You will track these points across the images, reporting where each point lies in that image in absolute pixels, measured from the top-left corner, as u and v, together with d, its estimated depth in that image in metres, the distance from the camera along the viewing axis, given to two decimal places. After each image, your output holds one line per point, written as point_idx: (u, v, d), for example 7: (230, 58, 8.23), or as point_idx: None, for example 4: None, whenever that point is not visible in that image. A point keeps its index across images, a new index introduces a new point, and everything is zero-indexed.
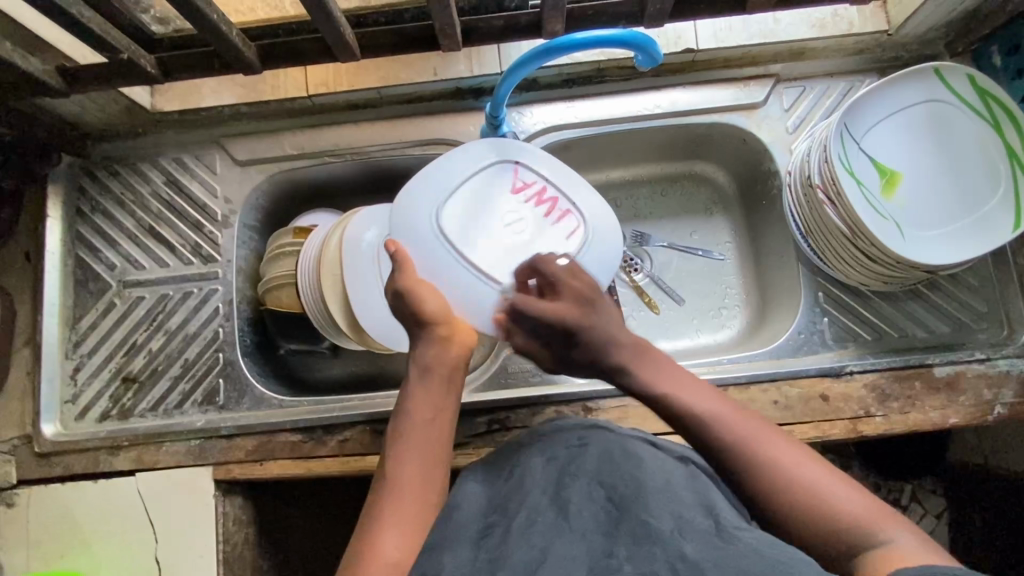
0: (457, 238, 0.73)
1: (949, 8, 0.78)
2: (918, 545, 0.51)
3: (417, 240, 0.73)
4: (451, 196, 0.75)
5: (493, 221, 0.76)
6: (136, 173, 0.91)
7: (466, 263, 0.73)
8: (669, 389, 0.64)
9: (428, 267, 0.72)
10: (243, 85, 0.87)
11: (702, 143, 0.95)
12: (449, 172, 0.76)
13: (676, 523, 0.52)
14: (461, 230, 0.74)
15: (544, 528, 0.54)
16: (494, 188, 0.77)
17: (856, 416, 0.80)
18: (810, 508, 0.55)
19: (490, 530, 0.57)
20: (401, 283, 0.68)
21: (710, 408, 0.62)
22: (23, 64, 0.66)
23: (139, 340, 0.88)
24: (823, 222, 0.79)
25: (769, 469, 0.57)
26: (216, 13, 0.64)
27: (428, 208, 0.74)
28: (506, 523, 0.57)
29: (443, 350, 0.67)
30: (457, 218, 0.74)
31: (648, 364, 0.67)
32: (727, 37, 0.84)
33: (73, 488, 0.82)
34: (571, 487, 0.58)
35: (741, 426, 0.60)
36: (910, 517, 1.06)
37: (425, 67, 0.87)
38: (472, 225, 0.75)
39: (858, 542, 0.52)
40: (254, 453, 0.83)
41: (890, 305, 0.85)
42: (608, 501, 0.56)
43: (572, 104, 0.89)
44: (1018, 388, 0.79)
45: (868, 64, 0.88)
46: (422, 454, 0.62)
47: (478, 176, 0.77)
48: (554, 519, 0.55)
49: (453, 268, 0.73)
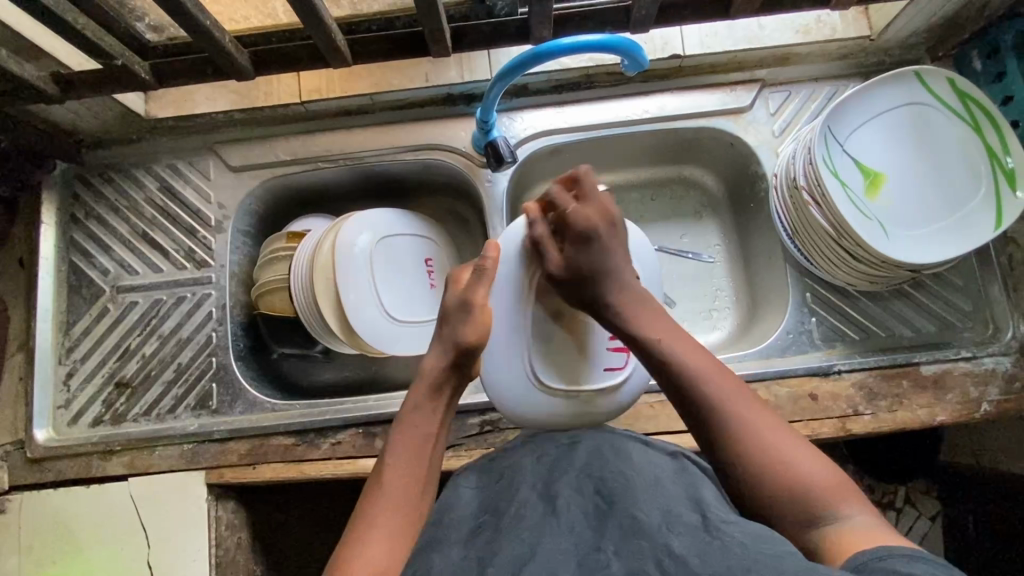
0: (528, 308, 0.73)
1: (928, 14, 0.80)
2: (871, 523, 0.52)
3: (501, 280, 0.73)
4: (541, 274, 0.73)
5: (569, 312, 0.74)
6: (131, 179, 0.92)
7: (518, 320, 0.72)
8: (658, 335, 0.65)
9: (496, 302, 0.73)
10: (237, 92, 0.89)
11: (690, 148, 0.96)
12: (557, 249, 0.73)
13: (664, 517, 0.53)
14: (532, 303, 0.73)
15: (533, 524, 0.55)
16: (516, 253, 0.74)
17: (844, 415, 0.81)
18: (772, 471, 0.56)
19: (483, 527, 0.58)
20: (471, 294, 0.70)
21: (687, 359, 0.62)
22: (19, 70, 0.67)
23: (132, 344, 0.89)
24: (808, 222, 0.80)
25: (739, 429, 0.58)
26: (209, 19, 0.65)
27: (530, 273, 0.73)
28: (495, 523, 0.57)
29: (451, 374, 0.68)
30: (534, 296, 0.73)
31: (639, 313, 0.67)
32: (712, 43, 0.86)
33: (65, 493, 0.82)
34: (561, 481, 0.59)
35: (720, 386, 0.61)
36: (904, 519, 1.08)
37: (416, 74, 0.89)
38: (544, 306, 0.73)
39: (817, 512, 0.53)
40: (247, 457, 0.83)
41: (877, 305, 0.86)
42: (597, 493, 0.58)
43: (562, 110, 0.90)
44: (1003, 386, 0.81)
45: (852, 69, 0.90)
46: (412, 473, 0.62)
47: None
48: (544, 513, 0.56)
49: (506, 328, 0.72)
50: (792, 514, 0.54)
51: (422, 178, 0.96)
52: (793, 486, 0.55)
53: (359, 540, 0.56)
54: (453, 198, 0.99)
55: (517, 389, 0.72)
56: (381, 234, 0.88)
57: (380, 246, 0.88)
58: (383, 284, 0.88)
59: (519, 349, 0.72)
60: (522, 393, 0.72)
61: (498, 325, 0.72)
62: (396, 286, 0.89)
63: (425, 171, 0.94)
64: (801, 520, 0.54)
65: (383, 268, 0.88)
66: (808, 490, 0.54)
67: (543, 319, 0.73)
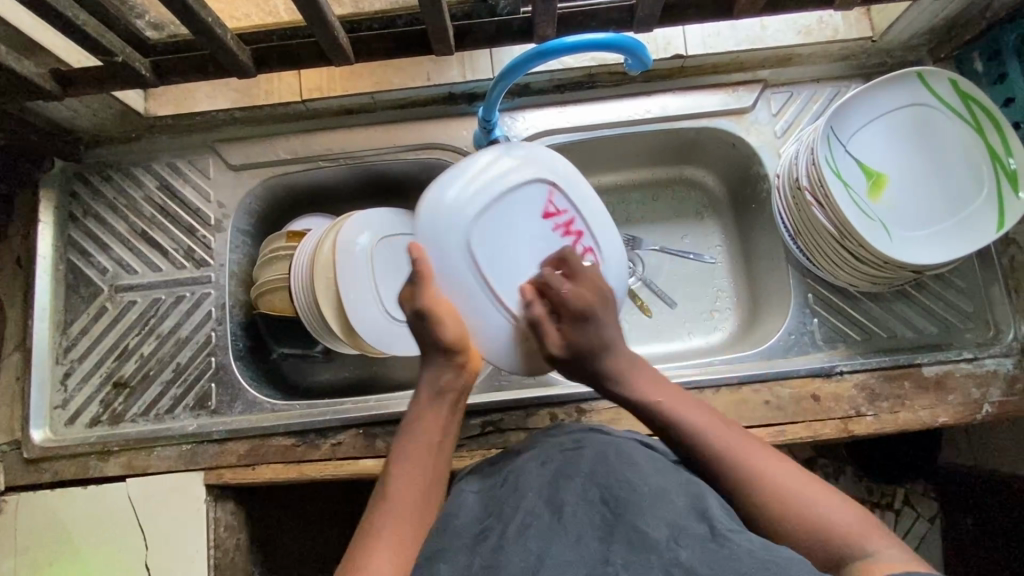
0: (483, 258, 0.70)
1: (930, 15, 0.80)
2: (899, 556, 0.51)
3: (440, 252, 0.69)
4: (484, 205, 0.71)
5: (519, 236, 0.73)
6: (130, 178, 0.91)
7: (489, 287, 0.71)
8: (662, 399, 0.66)
9: (446, 283, 0.70)
10: (238, 90, 0.88)
11: (692, 149, 0.96)
12: (493, 184, 0.71)
13: (671, 530, 0.52)
14: (488, 242, 0.71)
15: (540, 533, 0.54)
16: (480, 194, 0.71)
17: (846, 416, 0.80)
18: (793, 515, 0.56)
19: (486, 535, 0.56)
20: (424, 302, 0.67)
21: (691, 421, 0.64)
22: (18, 67, 0.66)
23: (131, 344, 0.88)
24: (811, 223, 0.80)
25: (755, 479, 0.58)
26: (211, 16, 0.64)
27: (459, 225, 0.69)
28: (499, 530, 0.56)
29: (453, 374, 0.69)
30: (488, 236, 0.71)
31: (638, 377, 0.68)
32: (715, 43, 0.86)
33: (63, 494, 0.81)
34: (566, 490, 0.58)
35: (730, 442, 0.61)
36: (902, 520, 1.07)
37: (418, 73, 0.88)
38: (500, 241, 0.71)
39: (840, 551, 0.53)
40: (246, 458, 0.83)
41: (879, 306, 0.86)
42: (603, 503, 0.56)
43: (564, 110, 0.90)
44: (1005, 387, 0.81)
45: (854, 70, 0.90)
46: (419, 479, 0.63)
47: (524, 190, 0.73)
48: (549, 522, 0.55)
49: (474, 291, 0.70)
50: (823, 557, 0.54)
51: (422, 178, 0.96)
52: (819, 526, 0.55)
53: (362, 548, 0.57)
54: None
55: (511, 348, 0.72)
56: (383, 234, 0.88)
57: (381, 246, 0.88)
58: (385, 284, 0.87)
59: (492, 301, 0.71)
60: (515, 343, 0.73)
61: (471, 305, 0.71)
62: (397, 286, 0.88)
63: (426, 170, 0.94)
64: (827, 561, 0.54)
65: (384, 268, 0.88)
66: (832, 532, 0.54)
67: (499, 257, 0.71)
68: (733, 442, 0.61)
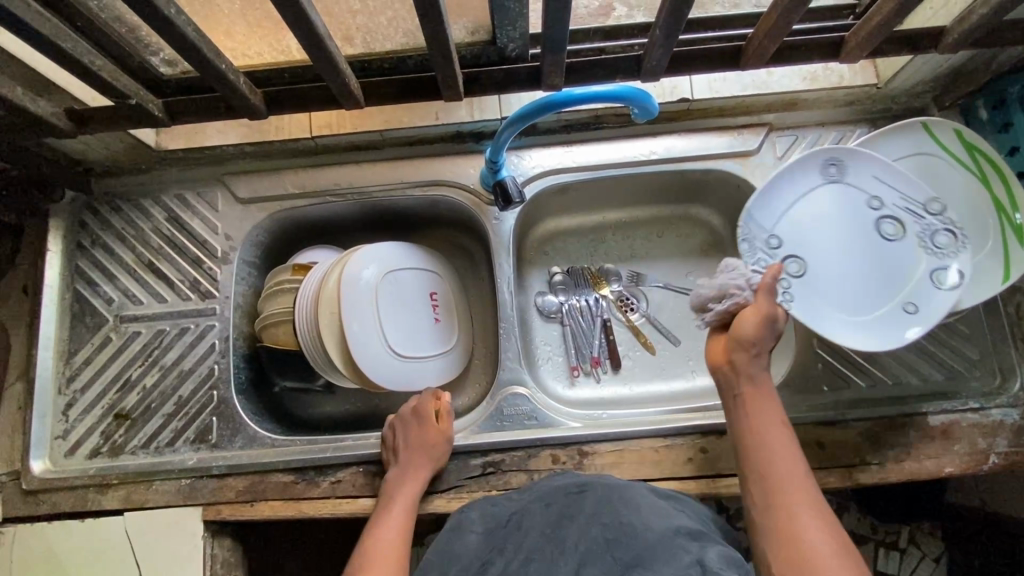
0: (872, 290, 0.79)
1: (935, 65, 0.81)
2: None
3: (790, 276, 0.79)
4: (874, 212, 0.79)
5: (845, 275, 0.80)
6: (139, 208, 0.92)
7: (875, 283, 0.79)
8: (744, 391, 0.68)
9: (826, 303, 0.79)
10: (248, 125, 0.89)
11: (697, 189, 0.97)
12: (753, 252, 0.79)
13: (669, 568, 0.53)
14: (790, 237, 0.80)
15: (538, 566, 0.59)
16: (836, 279, 0.80)
17: (851, 464, 0.80)
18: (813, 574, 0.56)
19: (488, 567, 0.61)
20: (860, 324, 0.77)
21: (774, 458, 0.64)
22: (33, 106, 0.67)
23: (133, 375, 0.88)
24: (816, 269, 0.80)
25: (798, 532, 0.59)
26: (224, 62, 0.65)
27: (841, 304, 0.79)
28: (501, 563, 0.61)
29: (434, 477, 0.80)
30: (832, 199, 0.80)
31: (750, 397, 0.68)
32: (721, 87, 0.88)
33: (61, 527, 0.81)
34: (570, 527, 0.62)
35: (794, 481, 0.62)
36: (907, 560, 1.06)
37: (427, 112, 0.89)
38: (881, 256, 0.79)
39: None
40: (245, 494, 0.82)
41: (884, 352, 0.85)
42: (605, 540, 0.59)
43: (571, 149, 0.91)
44: (1012, 438, 0.80)
45: (859, 115, 0.90)
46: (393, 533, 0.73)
47: (830, 278, 0.80)
48: (549, 556, 0.60)
49: (814, 312, 0.77)
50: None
51: (429, 212, 0.96)
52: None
53: None
54: (459, 231, 1.00)
55: (893, 255, 0.79)
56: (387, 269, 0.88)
57: (386, 281, 0.88)
58: (386, 318, 0.87)
59: (880, 288, 0.78)
60: (898, 255, 0.78)
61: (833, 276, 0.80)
62: (399, 319, 0.88)
63: (433, 206, 0.94)
64: None
65: (388, 304, 0.87)
66: None
67: (846, 285, 0.79)
68: (795, 480, 0.62)
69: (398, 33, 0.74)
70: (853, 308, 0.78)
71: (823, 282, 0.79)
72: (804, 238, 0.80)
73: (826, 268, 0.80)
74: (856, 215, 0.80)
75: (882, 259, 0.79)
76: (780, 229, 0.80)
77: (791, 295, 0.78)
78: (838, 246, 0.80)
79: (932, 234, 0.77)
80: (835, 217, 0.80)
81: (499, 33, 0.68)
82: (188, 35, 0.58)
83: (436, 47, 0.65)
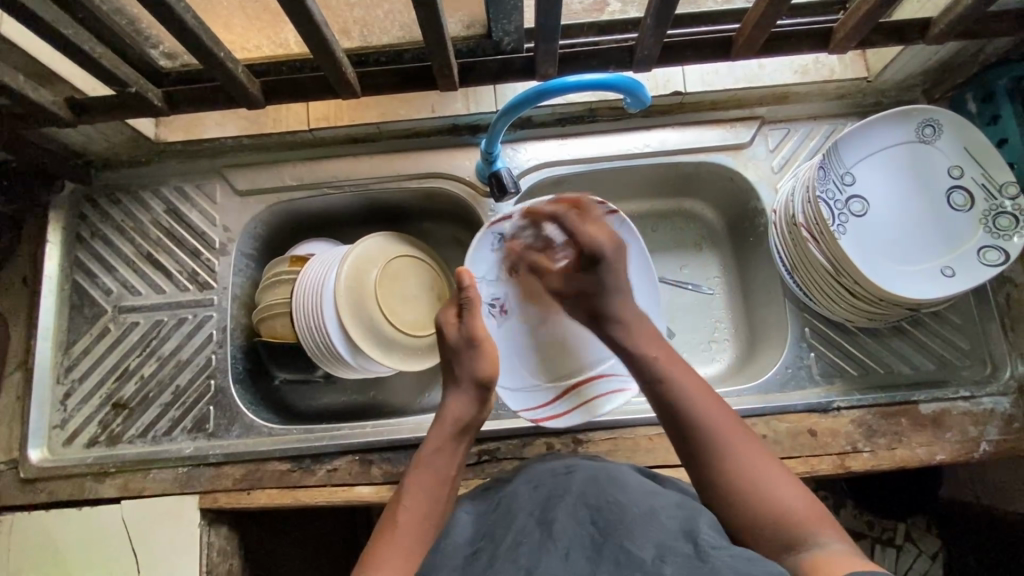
0: (920, 252, 0.80)
1: (925, 57, 0.82)
2: (846, 547, 0.54)
3: (850, 217, 0.81)
4: (944, 181, 0.81)
5: (895, 231, 0.81)
6: (137, 201, 0.93)
7: (926, 245, 0.80)
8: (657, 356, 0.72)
9: (870, 253, 0.80)
10: (246, 117, 0.91)
11: (690, 182, 0.98)
12: (826, 181, 0.79)
13: (657, 550, 0.54)
14: (864, 176, 0.82)
15: (529, 549, 0.56)
16: (880, 232, 0.81)
17: (843, 451, 0.80)
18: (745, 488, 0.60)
19: (478, 554, 0.59)
20: (912, 274, 0.79)
21: (691, 396, 0.67)
22: (35, 95, 0.69)
23: (131, 365, 0.89)
24: (807, 258, 0.80)
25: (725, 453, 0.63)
26: (224, 51, 0.66)
27: (886, 258, 0.80)
28: (492, 549, 0.58)
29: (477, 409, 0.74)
30: (909, 155, 0.81)
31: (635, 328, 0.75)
32: (713, 80, 0.88)
33: (59, 515, 0.81)
34: (558, 507, 0.60)
35: (710, 407, 0.66)
36: (904, 557, 1.05)
37: (423, 105, 0.90)
38: (937, 225, 0.80)
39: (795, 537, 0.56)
40: (241, 482, 0.83)
41: (876, 341, 0.86)
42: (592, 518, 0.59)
43: (566, 142, 0.92)
44: (1002, 426, 0.81)
45: (850, 109, 0.92)
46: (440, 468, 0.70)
47: (880, 228, 0.81)
48: (540, 540, 0.57)
49: (863, 250, 0.80)
50: (775, 543, 0.57)
51: (425, 205, 0.98)
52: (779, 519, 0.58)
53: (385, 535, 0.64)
54: (456, 224, 1.00)
55: (951, 226, 0.79)
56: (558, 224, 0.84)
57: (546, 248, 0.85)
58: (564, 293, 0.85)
59: (933, 251, 0.79)
60: (960, 227, 0.79)
61: (889, 232, 0.81)
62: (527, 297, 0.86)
63: (430, 198, 0.96)
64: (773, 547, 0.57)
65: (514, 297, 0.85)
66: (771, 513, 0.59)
67: (896, 241, 0.81)
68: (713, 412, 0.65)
69: (394, 26, 0.75)
70: (900, 257, 0.80)
71: (879, 234, 0.81)
72: (881, 188, 0.82)
73: (886, 225, 0.81)
74: (924, 173, 0.81)
75: (941, 225, 0.80)
76: (867, 176, 0.82)
77: (846, 229, 0.80)
78: (905, 200, 0.82)
79: (996, 214, 0.78)
80: (909, 173, 0.82)
81: (494, 26, 0.70)
82: (187, 23, 0.59)
83: (432, 38, 0.66)
